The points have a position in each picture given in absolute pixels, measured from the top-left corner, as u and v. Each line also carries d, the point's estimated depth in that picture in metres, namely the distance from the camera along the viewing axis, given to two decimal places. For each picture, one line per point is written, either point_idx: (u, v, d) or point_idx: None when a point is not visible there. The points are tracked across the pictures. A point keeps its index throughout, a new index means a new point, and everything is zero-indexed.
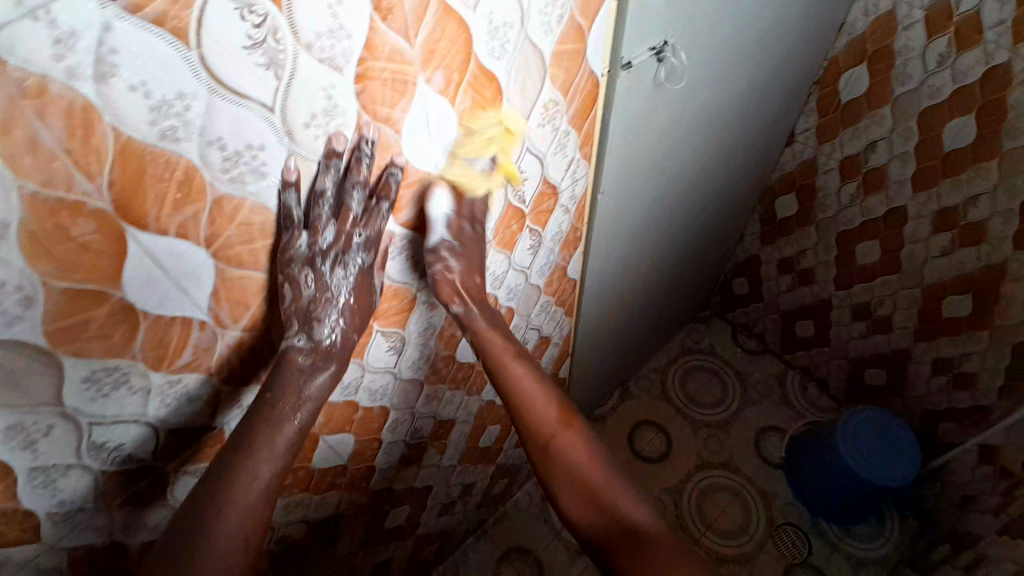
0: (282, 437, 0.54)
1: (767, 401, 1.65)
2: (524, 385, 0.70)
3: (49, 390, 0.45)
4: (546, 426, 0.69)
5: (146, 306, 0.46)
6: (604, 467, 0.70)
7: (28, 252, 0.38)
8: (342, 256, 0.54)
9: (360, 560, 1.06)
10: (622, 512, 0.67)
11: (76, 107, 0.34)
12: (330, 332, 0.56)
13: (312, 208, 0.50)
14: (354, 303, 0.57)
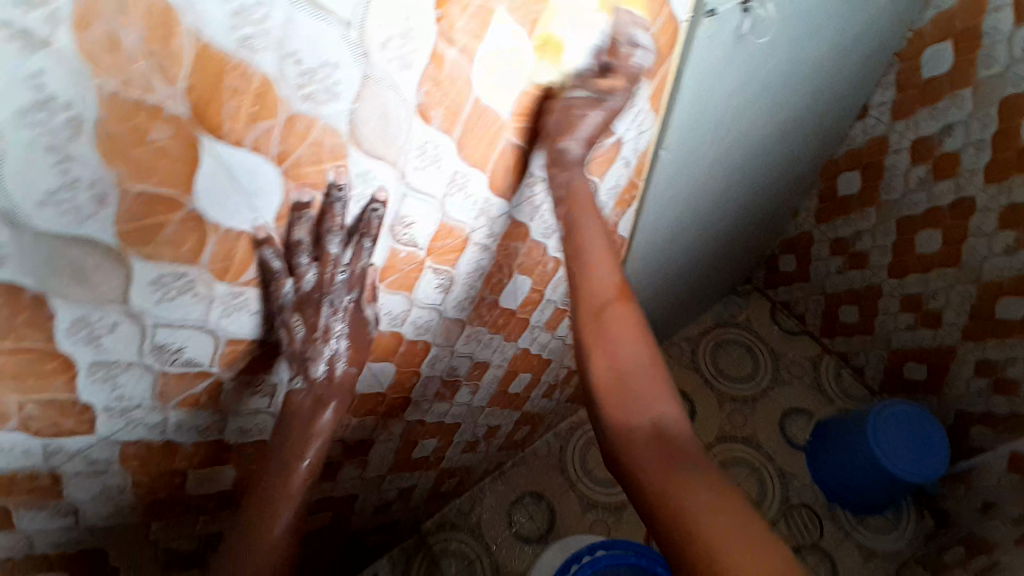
0: (296, 476, 0.61)
1: (798, 382, 1.63)
2: (593, 228, 0.65)
3: (118, 289, 0.47)
4: (602, 294, 0.64)
5: (216, 219, 0.46)
6: (652, 361, 0.65)
7: (103, 150, 0.37)
8: (327, 296, 0.59)
9: (387, 484, 1.11)
10: (657, 407, 0.63)
11: (156, 6, 0.33)
12: (321, 363, 0.62)
13: (292, 260, 0.54)
14: (350, 332, 0.63)
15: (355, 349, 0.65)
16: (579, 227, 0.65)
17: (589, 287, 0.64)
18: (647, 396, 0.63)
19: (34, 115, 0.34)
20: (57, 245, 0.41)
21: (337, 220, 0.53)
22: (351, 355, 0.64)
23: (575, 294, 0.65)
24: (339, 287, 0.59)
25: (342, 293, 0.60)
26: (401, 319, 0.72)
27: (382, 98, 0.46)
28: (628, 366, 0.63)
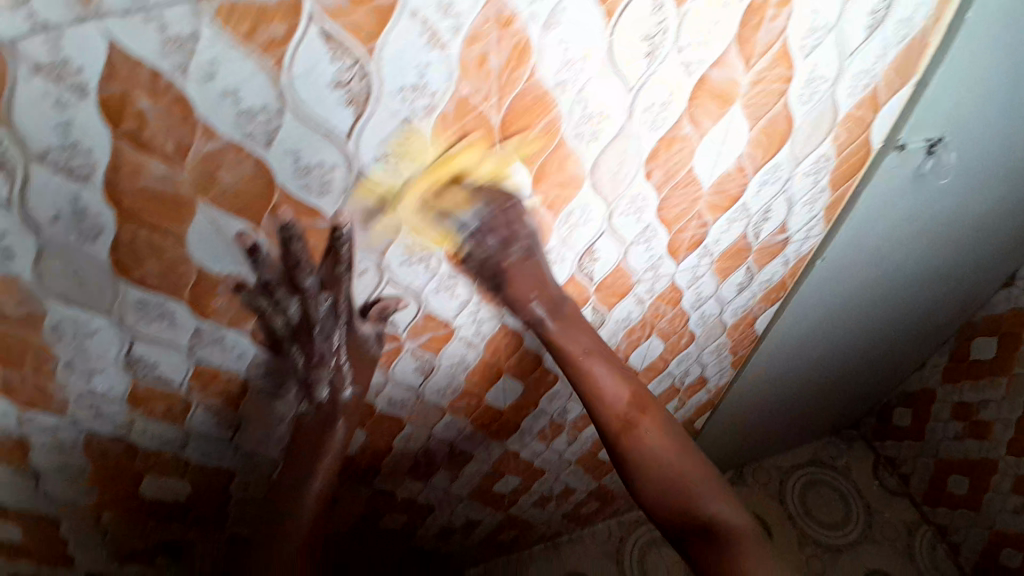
0: (308, 498, 0.66)
1: (888, 546, 1.51)
2: (602, 371, 0.68)
3: (381, 244, 0.56)
4: (621, 413, 0.69)
5: (476, 212, 0.57)
6: (688, 454, 0.70)
7: (434, 135, 0.49)
8: (314, 325, 0.63)
9: (460, 510, 1.15)
10: (701, 499, 0.68)
11: (519, 42, 0.45)
12: (325, 382, 0.68)
13: (271, 298, 0.60)
14: (351, 353, 0.67)
15: (357, 367, 0.68)
16: (590, 387, 0.69)
17: (605, 418, 0.69)
18: (690, 493, 0.68)
19: (411, 94, 0.45)
20: (364, 195, 0.51)
21: (298, 258, 0.55)
22: (359, 372, 0.68)
23: (598, 425, 0.70)
24: (324, 315, 0.62)
25: (330, 320, 0.63)
26: (550, 344, 0.80)
27: (628, 152, 0.57)
28: (661, 469, 0.69)
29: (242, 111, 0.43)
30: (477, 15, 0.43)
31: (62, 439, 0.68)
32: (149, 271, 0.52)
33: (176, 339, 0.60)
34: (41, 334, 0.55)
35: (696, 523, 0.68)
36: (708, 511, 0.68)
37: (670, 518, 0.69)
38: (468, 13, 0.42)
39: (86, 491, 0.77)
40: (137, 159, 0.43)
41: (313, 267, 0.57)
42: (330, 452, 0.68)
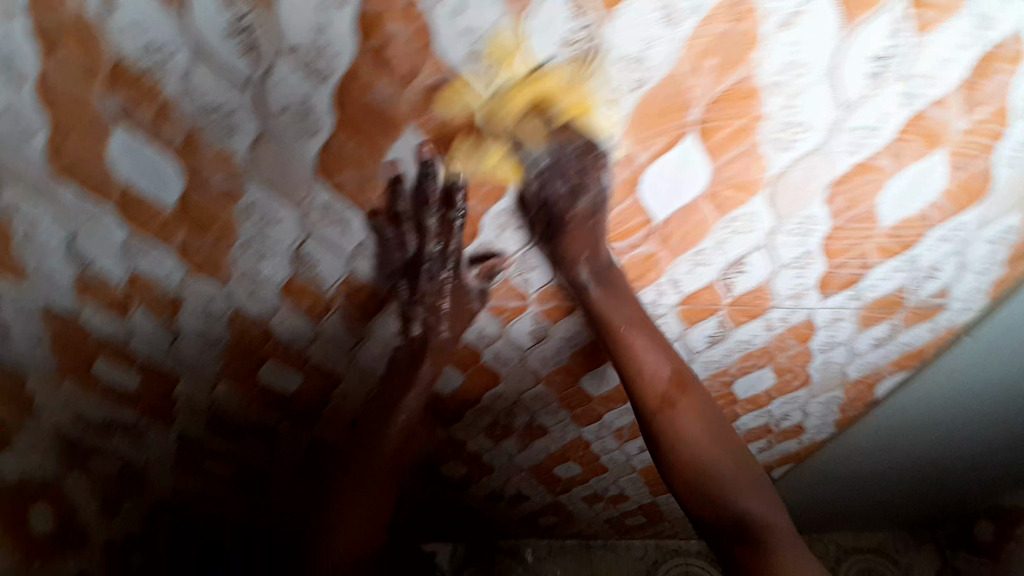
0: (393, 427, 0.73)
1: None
2: (646, 350, 0.65)
3: (546, 201, 0.57)
4: (660, 392, 0.66)
5: (644, 195, 0.56)
6: (718, 442, 0.67)
7: (634, 109, 0.49)
8: (422, 266, 0.64)
9: (516, 480, 1.18)
10: (729, 490, 0.65)
11: (751, 34, 0.45)
12: (418, 322, 0.70)
13: (396, 228, 0.61)
14: (452, 299, 0.69)
15: (453, 314, 0.70)
16: (628, 363, 0.66)
17: (643, 395, 0.66)
18: (720, 483, 0.66)
19: (628, 65, 0.46)
20: (551, 151, 0.53)
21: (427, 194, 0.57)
22: (454, 319, 0.70)
23: (634, 401, 0.67)
24: (434, 256, 0.63)
25: (438, 264, 0.64)
26: (663, 344, 0.78)
27: (810, 172, 0.56)
28: (696, 450, 0.66)
29: (474, 50, 0.45)
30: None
31: (212, 309, 0.72)
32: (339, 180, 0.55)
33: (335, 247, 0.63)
34: (230, 210, 0.59)
35: (726, 521, 0.65)
36: (738, 504, 0.65)
37: (696, 503, 0.67)
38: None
39: (214, 361, 0.82)
40: (367, 73, 0.46)
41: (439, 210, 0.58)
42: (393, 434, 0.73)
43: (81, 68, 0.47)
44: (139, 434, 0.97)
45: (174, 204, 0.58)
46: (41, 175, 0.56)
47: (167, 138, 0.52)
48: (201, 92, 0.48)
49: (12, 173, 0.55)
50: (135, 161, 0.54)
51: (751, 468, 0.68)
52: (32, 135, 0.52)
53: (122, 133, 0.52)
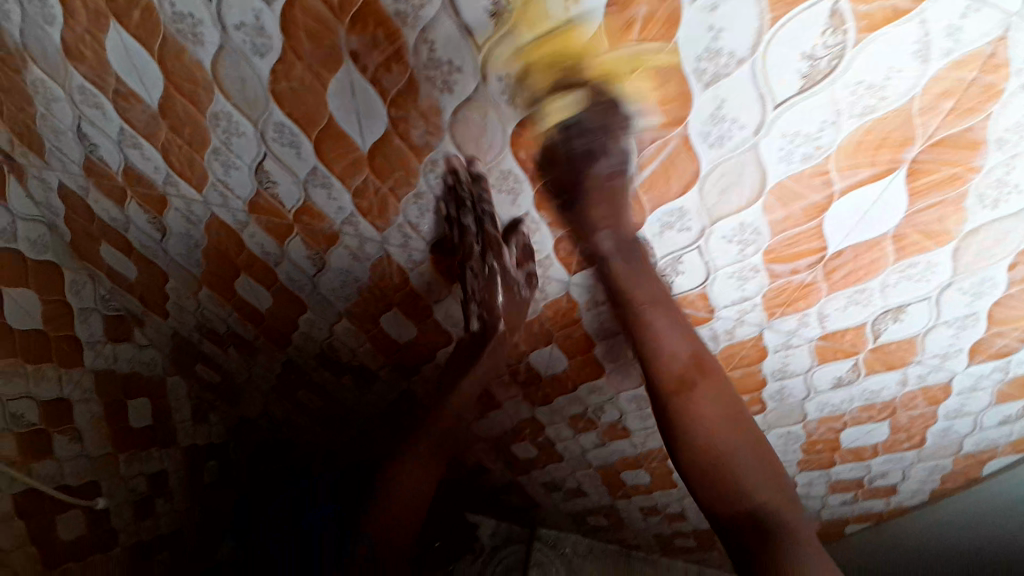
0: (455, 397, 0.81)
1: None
2: (668, 331, 0.61)
3: (724, 210, 0.53)
4: (680, 372, 0.61)
5: (828, 222, 0.53)
6: (734, 425, 0.61)
7: (852, 135, 0.46)
8: (466, 261, 0.67)
9: (579, 473, 1.21)
10: (744, 476, 0.58)
11: (994, 88, 0.43)
12: (476, 316, 0.73)
13: (447, 228, 0.65)
14: (504, 297, 0.68)
15: (508, 309, 0.69)
16: (649, 335, 0.62)
17: (658, 369, 0.62)
18: (732, 462, 0.59)
19: (865, 92, 0.43)
20: (748, 165, 0.49)
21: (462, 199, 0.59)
22: (507, 309, 0.69)
23: (650, 375, 0.63)
24: (477, 254, 0.65)
25: (480, 261, 0.65)
26: (786, 376, 0.73)
27: (1007, 236, 0.53)
28: (712, 432, 0.60)
29: (711, 47, 0.42)
30: (983, 44, 0.40)
31: (364, 251, 0.72)
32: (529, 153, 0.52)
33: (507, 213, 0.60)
34: (417, 163, 0.57)
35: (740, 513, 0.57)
36: (752, 491, 0.57)
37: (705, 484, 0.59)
38: (972, 43, 0.40)
39: (344, 296, 0.82)
40: (596, 56, 0.44)
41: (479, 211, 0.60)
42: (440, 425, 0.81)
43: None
44: (250, 352, 1.02)
45: (366, 147, 0.56)
46: (250, 95, 0.54)
47: (387, 84, 0.50)
48: (437, 43, 0.46)
49: (223, 86, 0.54)
50: (346, 99, 0.52)
51: (773, 465, 0.60)
52: (259, 54, 0.50)
53: (350, 69, 0.49)
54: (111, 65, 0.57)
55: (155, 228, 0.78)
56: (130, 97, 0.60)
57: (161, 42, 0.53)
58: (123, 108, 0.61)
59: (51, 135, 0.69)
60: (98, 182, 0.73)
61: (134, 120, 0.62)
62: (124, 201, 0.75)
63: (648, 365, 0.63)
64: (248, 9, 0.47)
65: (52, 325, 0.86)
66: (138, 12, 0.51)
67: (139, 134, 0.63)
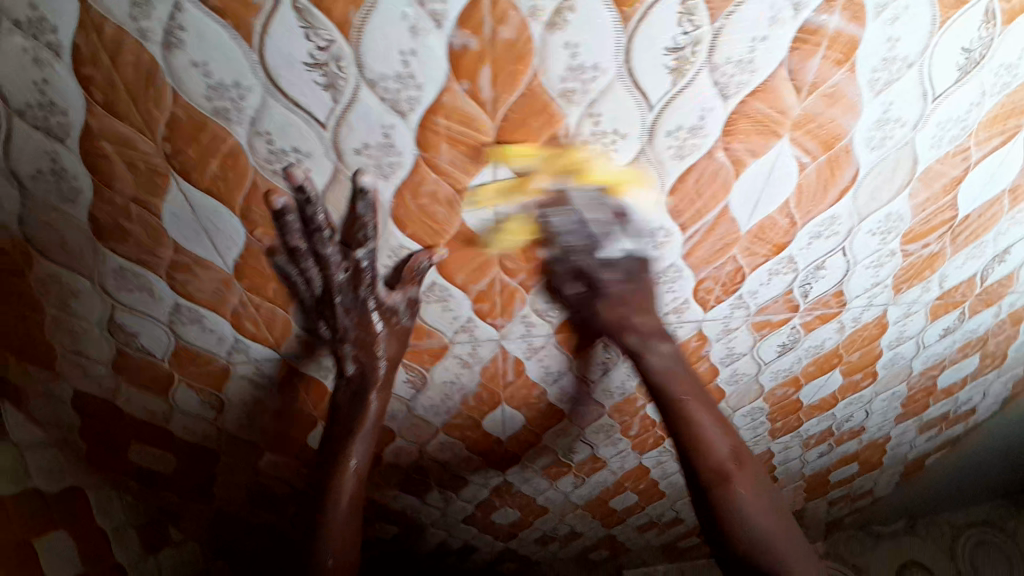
0: (346, 479, 0.63)
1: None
2: (684, 386, 0.61)
3: (876, 205, 0.53)
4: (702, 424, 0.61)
5: (960, 194, 0.54)
6: (759, 492, 0.61)
7: (987, 113, 0.48)
8: (335, 296, 0.53)
9: (678, 504, 1.12)
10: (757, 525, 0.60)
11: None
12: (350, 358, 0.59)
13: (295, 265, 0.50)
14: (381, 328, 0.56)
15: (384, 340, 0.57)
16: (674, 403, 0.61)
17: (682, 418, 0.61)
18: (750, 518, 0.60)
19: (1009, 70, 0.45)
20: (904, 157, 0.49)
21: (317, 224, 0.46)
22: (389, 343, 0.58)
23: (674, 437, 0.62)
24: (346, 283, 0.53)
25: (353, 291, 0.53)
26: (900, 342, 0.74)
27: None
28: (736, 492, 0.60)
29: (886, 57, 0.41)
30: None
31: (476, 354, 0.63)
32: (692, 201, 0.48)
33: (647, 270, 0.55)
34: (556, 246, 0.51)
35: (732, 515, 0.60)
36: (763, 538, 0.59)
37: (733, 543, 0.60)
38: None
39: (440, 411, 0.72)
40: (772, 90, 0.41)
41: (336, 232, 0.47)
42: (350, 478, 0.63)
43: (482, 95, 0.38)
44: None
45: (500, 246, 0.50)
46: (363, 225, 0.46)
47: (538, 171, 0.44)
48: (603, 115, 0.41)
49: (326, 222, 0.46)
50: (486, 199, 0.45)
51: (788, 521, 0.62)
52: (382, 176, 0.42)
53: (497, 166, 0.43)
54: (169, 236, 0.46)
55: (209, 407, 0.66)
56: (191, 265, 0.49)
57: (246, 191, 0.43)
58: (179, 281, 0.50)
59: (66, 338, 0.55)
60: (134, 376, 0.60)
61: (196, 292, 0.51)
62: (170, 387, 0.62)
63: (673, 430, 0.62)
64: (375, 127, 0.39)
65: (92, 564, 0.70)
66: (215, 165, 0.41)
67: (201, 306, 0.53)
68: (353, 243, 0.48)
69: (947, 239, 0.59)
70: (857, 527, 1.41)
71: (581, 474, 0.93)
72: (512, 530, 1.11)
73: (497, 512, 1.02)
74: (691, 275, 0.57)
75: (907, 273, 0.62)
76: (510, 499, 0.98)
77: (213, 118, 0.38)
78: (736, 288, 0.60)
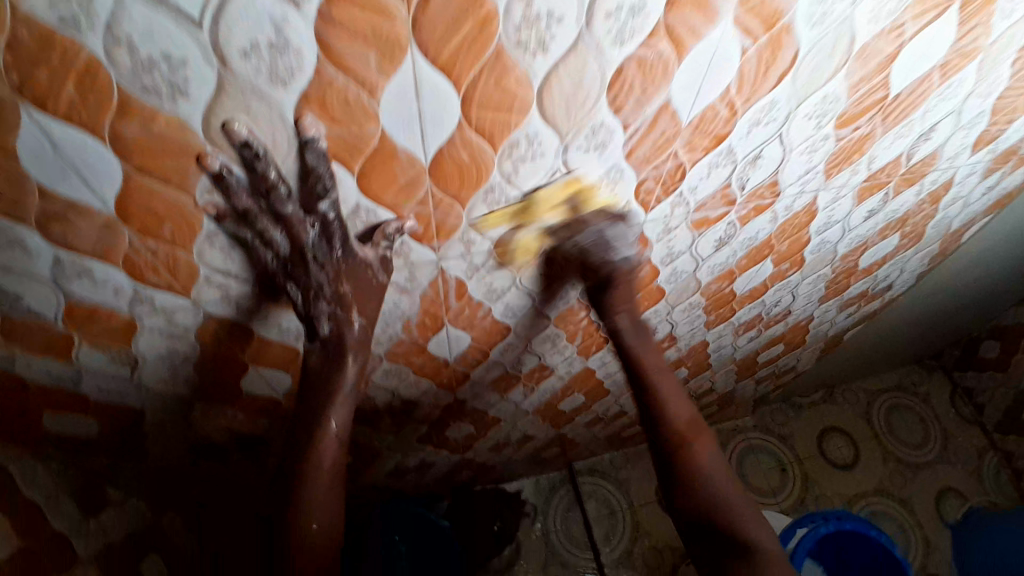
0: (325, 441, 0.60)
1: (954, 464, 1.52)
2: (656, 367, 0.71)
3: (812, 89, 0.52)
4: (678, 420, 0.69)
5: (894, 72, 0.54)
6: (734, 484, 0.67)
7: None
8: (308, 253, 0.51)
9: (622, 399, 1.18)
10: (712, 488, 0.66)
11: None
12: (325, 318, 0.57)
13: (252, 226, 0.47)
14: (355, 286, 0.55)
15: (360, 298, 0.57)
16: (656, 400, 0.70)
17: (662, 410, 0.69)
18: (703, 479, 0.67)
19: None
20: (843, 35, 0.47)
21: (270, 180, 0.44)
22: (365, 301, 0.57)
23: (654, 432, 0.70)
24: (316, 240, 0.50)
25: (325, 247, 0.51)
26: (827, 228, 0.77)
27: None
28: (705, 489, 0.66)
29: None
30: None
31: (415, 278, 0.60)
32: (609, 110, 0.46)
33: (591, 174, 0.52)
34: (489, 152, 0.46)
35: (698, 493, 0.66)
36: (716, 500, 0.66)
37: (697, 506, 0.66)
38: None
39: (382, 340, 0.69)
40: None
41: (293, 188, 0.45)
42: (329, 443, 0.60)
43: None
44: (263, 447, 0.87)
45: (427, 159, 0.45)
46: (266, 140, 0.40)
47: (463, 69, 0.38)
48: None
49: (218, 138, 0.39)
50: (406, 102, 0.39)
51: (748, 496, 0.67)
52: (279, 83, 0.36)
53: (414, 60, 0.37)
54: (31, 180, 0.39)
55: (122, 367, 0.60)
56: (66, 212, 0.42)
57: (113, 116, 0.36)
58: (55, 232, 0.43)
59: None
60: (26, 345, 0.54)
61: (77, 242, 0.44)
62: (72, 350, 0.56)
63: (647, 408, 0.70)
64: (263, 21, 0.32)
65: (26, 534, 0.67)
66: (70, 85, 0.34)
67: (87, 258, 0.46)
68: (312, 197, 0.45)
69: (875, 120, 0.59)
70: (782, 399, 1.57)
71: (529, 383, 0.94)
72: (467, 442, 1.13)
73: (451, 429, 1.04)
74: (633, 175, 0.54)
75: (839, 157, 0.63)
76: (462, 416, 0.99)
77: (59, 27, 0.30)
78: (678, 184, 0.58)
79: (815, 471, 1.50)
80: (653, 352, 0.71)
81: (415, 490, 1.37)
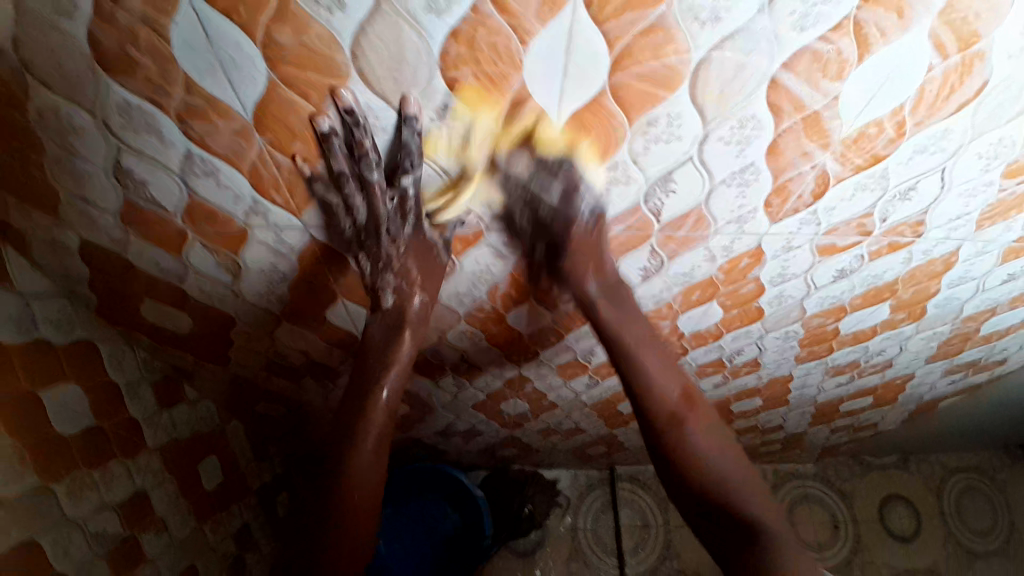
0: (377, 411, 0.62)
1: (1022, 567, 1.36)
2: (649, 353, 0.63)
3: (988, 126, 0.47)
4: (671, 404, 0.63)
5: None
6: (746, 474, 0.63)
7: None
8: (382, 226, 0.54)
9: None
10: (716, 475, 0.62)
11: None
12: (389, 289, 0.60)
13: (339, 192, 0.51)
14: (419, 262, 0.58)
15: (424, 274, 0.59)
16: (641, 383, 0.63)
17: (652, 396, 0.63)
18: (705, 465, 0.62)
19: None
20: None
21: (363, 147, 0.46)
22: (427, 281, 0.60)
23: (643, 418, 0.64)
24: (392, 214, 0.53)
25: (399, 220, 0.54)
26: (962, 283, 0.71)
27: None
28: (713, 476, 0.62)
29: None
30: None
31: (513, 244, 0.58)
32: (768, 102, 0.42)
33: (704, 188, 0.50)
34: (623, 128, 0.44)
35: (707, 478, 0.62)
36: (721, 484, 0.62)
37: (699, 489, 0.62)
38: None
39: (465, 299, 0.69)
40: None
41: (382, 157, 0.47)
42: (380, 411, 0.62)
43: None
44: (330, 377, 0.90)
45: (558, 123, 0.43)
46: (406, 75, 0.39)
47: (620, 34, 0.36)
48: None
49: (363, 62, 0.39)
50: (554, 58, 0.38)
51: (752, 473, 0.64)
52: (433, 13, 0.35)
53: (576, 15, 0.35)
54: (183, 71, 0.40)
55: (225, 272, 0.63)
56: (207, 110, 0.43)
57: (269, 18, 0.36)
58: (193, 128, 0.45)
59: (69, 179, 0.53)
60: (145, 230, 0.58)
61: (211, 142, 0.46)
62: (184, 245, 0.59)
63: (636, 393, 0.64)
64: None
65: (103, 416, 0.75)
66: None
67: (217, 158, 0.48)
68: (398, 171, 0.48)
69: None
70: (852, 455, 1.45)
71: (596, 375, 0.92)
72: (518, 420, 1.13)
73: (506, 403, 1.04)
74: (768, 180, 0.50)
75: (995, 209, 0.57)
76: (521, 392, 0.98)
77: None
78: (815, 199, 0.53)
79: (867, 533, 1.40)
80: (643, 330, 0.63)
81: (457, 454, 1.38)
